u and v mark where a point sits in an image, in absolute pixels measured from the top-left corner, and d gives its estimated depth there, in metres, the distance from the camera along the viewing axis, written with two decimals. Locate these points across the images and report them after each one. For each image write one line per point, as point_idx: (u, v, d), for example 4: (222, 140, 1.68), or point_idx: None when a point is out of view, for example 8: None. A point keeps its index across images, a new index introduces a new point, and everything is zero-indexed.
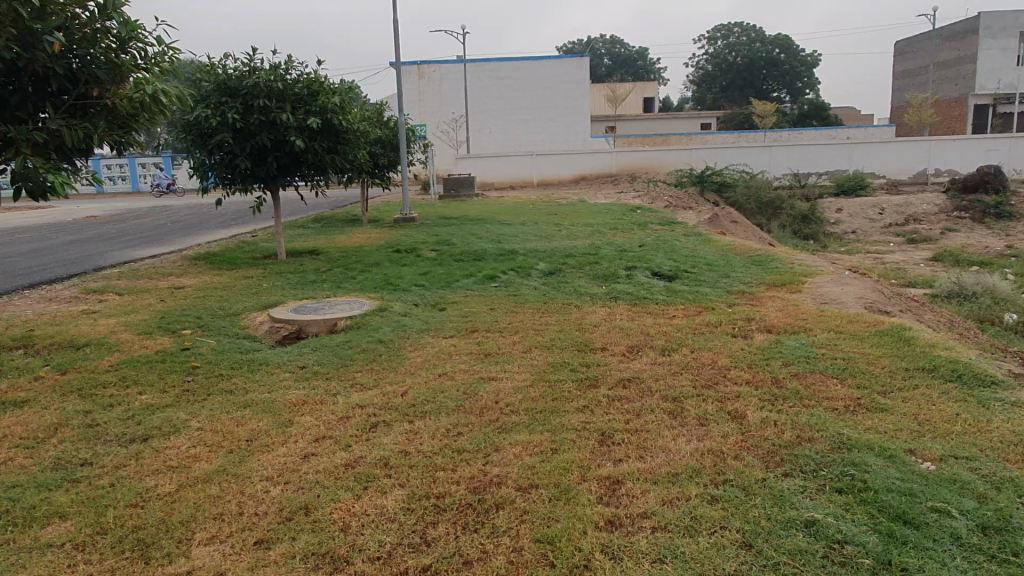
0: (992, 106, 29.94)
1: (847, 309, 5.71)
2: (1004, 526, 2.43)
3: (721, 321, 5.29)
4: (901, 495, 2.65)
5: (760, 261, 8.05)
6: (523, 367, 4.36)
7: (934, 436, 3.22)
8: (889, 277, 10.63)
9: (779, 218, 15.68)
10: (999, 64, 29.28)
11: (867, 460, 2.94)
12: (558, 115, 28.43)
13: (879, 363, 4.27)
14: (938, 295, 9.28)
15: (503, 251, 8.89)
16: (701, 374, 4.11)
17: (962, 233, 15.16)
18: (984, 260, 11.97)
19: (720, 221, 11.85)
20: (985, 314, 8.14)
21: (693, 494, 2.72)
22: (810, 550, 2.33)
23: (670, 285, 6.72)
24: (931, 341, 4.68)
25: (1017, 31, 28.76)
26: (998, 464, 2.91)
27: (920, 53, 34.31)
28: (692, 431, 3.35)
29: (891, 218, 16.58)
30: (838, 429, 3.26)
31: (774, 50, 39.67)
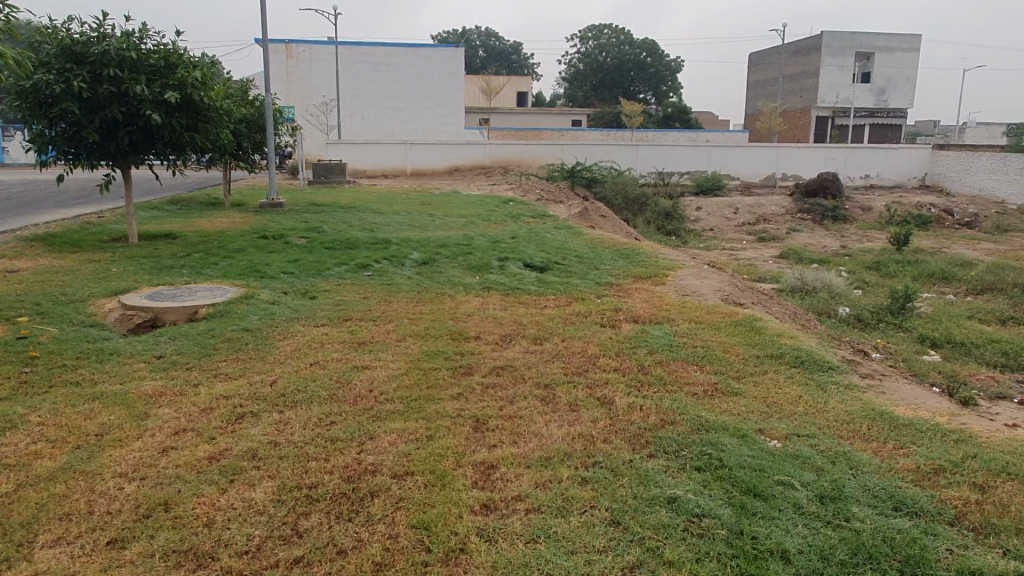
0: (831, 119, 32.92)
1: (705, 301, 6.09)
2: (837, 496, 2.69)
3: (591, 312, 5.47)
4: (752, 471, 2.86)
5: (627, 254, 8.40)
6: (397, 356, 4.31)
7: (780, 417, 3.50)
8: (741, 272, 11.41)
9: (645, 214, 16.42)
10: (837, 80, 32.08)
11: (723, 440, 3.16)
12: (433, 105, 28.31)
13: (734, 351, 4.58)
14: (784, 289, 10.07)
15: (376, 240, 8.74)
16: (572, 362, 4.24)
17: (804, 234, 16.52)
18: (823, 258, 13.11)
19: (589, 216, 12.23)
20: (823, 307, 8.94)
21: (565, 476, 2.81)
22: (672, 525, 2.47)
23: (541, 276, 6.88)
24: (778, 331, 5.09)
25: (852, 51, 31.81)
26: (833, 441, 3.22)
27: (769, 65, 36.95)
28: (562, 416, 3.45)
29: (744, 218, 17.78)
30: (697, 413, 3.48)
31: (641, 54, 41.39)
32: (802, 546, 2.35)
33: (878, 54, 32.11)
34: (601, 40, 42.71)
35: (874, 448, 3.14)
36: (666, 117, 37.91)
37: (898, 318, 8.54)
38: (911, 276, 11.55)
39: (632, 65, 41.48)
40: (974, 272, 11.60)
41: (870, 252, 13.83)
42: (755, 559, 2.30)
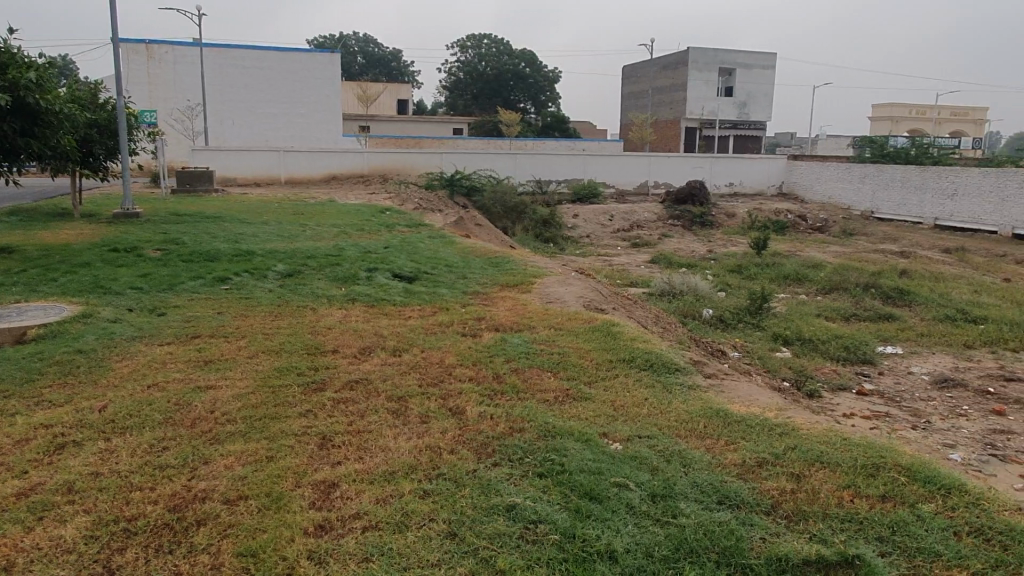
0: (698, 130, 34.69)
1: (568, 307, 6.23)
2: (668, 494, 2.82)
3: (453, 321, 5.49)
4: (591, 474, 2.95)
5: (497, 263, 8.49)
6: (245, 374, 4.14)
7: (624, 419, 3.64)
8: (613, 277, 11.76)
9: (523, 222, 16.68)
10: (703, 94, 33.91)
11: (566, 444, 3.24)
12: (308, 112, 27.58)
13: (589, 356, 4.72)
14: (653, 293, 10.47)
15: (240, 252, 8.40)
16: (427, 373, 4.22)
17: (674, 239, 17.33)
18: (689, 263, 13.78)
19: (465, 225, 12.31)
20: (687, 309, 9.36)
21: (406, 491, 2.79)
22: (507, 533, 2.50)
23: (409, 286, 6.85)
24: (633, 335, 5.28)
25: (715, 67, 33.73)
26: (670, 440, 3.37)
27: (641, 78, 38.47)
28: (412, 428, 3.43)
29: (618, 225, 18.41)
30: (545, 419, 3.55)
31: (519, 64, 42.07)
32: (629, 545, 2.45)
33: (739, 70, 34.19)
34: (481, 50, 43.13)
35: (707, 445, 3.32)
36: (546, 127, 38.67)
37: (756, 318, 9.08)
38: (768, 278, 12.34)
39: (512, 76, 42.06)
40: (822, 273, 12.54)
41: (733, 255, 14.66)
42: (584, 562, 2.36)
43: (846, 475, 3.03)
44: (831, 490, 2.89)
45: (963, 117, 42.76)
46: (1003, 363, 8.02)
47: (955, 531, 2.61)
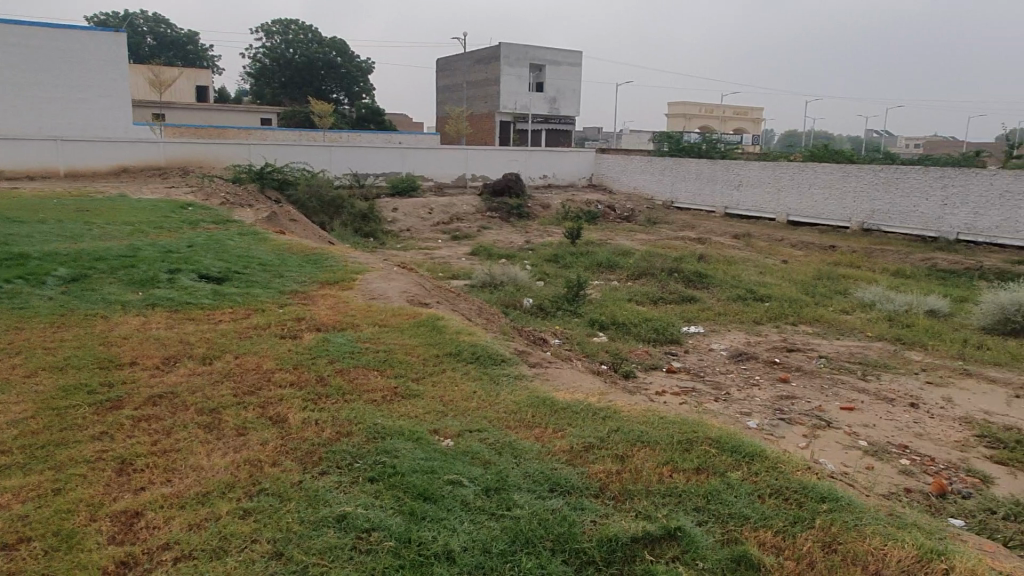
0: (512, 124, 35.52)
1: (392, 303, 6.10)
2: (501, 486, 2.82)
3: (269, 323, 5.16)
4: (424, 473, 2.88)
5: (315, 259, 8.13)
6: (22, 397, 3.60)
7: (455, 414, 3.61)
8: (435, 271, 11.73)
9: (341, 217, 16.17)
10: (515, 89, 34.79)
11: (396, 444, 3.14)
12: (90, 97, 22.38)
13: (415, 352, 4.63)
14: (475, 285, 10.58)
15: (11, 255, 7.34)
16: (242, 382, 3.92)
17: (493, 231, 17.66)
18: (509, 253, 14.09)
19: (278, 220, 11.67)
20: (510, 300, 9.56)
21: (223, 512, 2.56)
22: (339, 545, 2.38)
23: (217, 288, 6.35)
24: (458, 328, 5.27)
25: (525, 63, 34.75)
26: (501, 432, 3.39)
27: (455, 71, 38.67)
28: (228, 443, 3.17)
29: (438, 218, 18.41)
30: (374, 420, 3.43)
31: (331, 54, 40.82)
32: (466, 544, 2.42)
33: (548, 67, 35.55)
34: (288, 36, 41.13)
35: (536, 434, 3.38)
36: (361, 118, 37.70)
37: (573, 305, 9.48)
38: (583, 266, 12.94)
39: (323, 65, 40.69)
40: (631, 260, 13.36)
41: (549, 246, 15.21)
42: (420, 566, 2.30)
43: (664, 452, 3.21)
44: (651, 467, 3.05)
45: (743, 115, 47.57)
46: (785, 335, 9.02)
47: (759, 495, 2.86)
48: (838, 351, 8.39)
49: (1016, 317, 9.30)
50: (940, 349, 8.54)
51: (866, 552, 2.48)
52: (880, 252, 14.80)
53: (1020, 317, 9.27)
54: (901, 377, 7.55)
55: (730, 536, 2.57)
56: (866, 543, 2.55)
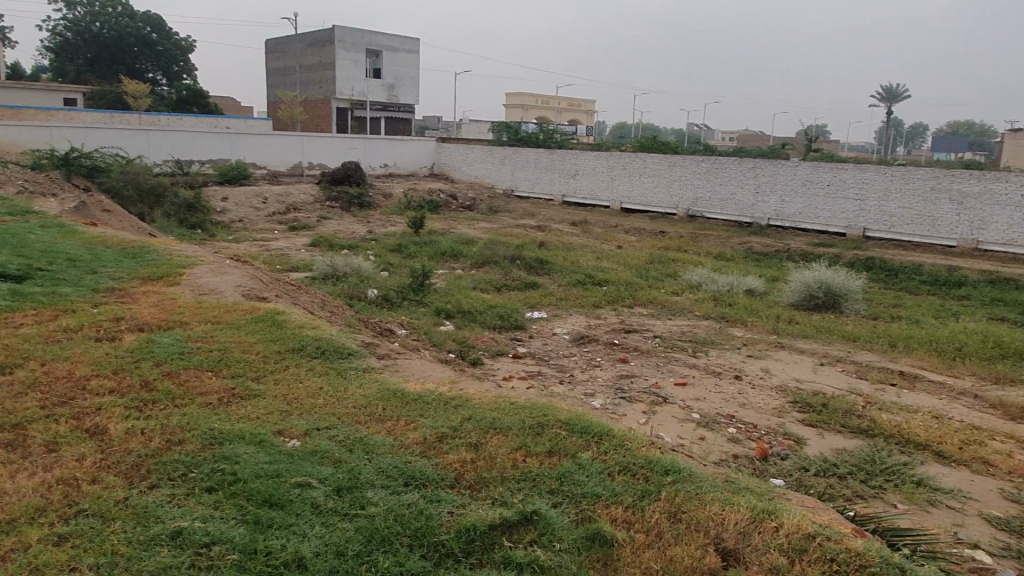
0: (349, 110, 34.38)
1: (225, 299, 5.71)
2: (354, 485, 2.71)
3: (82, 325, 4.64)
4: (268, 478, 2.70)
5: (134, 254, 7.42)
6: None
7: (300, 413, 3.43)
8: (272, 263, 11.14)
9: (163, 207, 14.93)
10: (351, 74, 33.80)
11: (236, 450, 2.93)
12: None
13: (254, 350, 4.36)
14: (316, 277, 10.17)
15: None
16: (51, 392, 3.49)
17: (333, 221, 17.08)
18: (351, 244, 13.69)
19: (88, 211, 10.54)
20: (353, 291, 9.28)
21: (33, 541, 2.25)
22: (175, 565, 2.17)
23: (16, 287, 5.61)
24: (300, 322, 5.02)
25: (362, 48, 33.91)
26: (350, 429, 3.26)
27: (286, 53, 36.82)
28: (37, 462, 2.80)
29: (274, 208, 17.52)
30: (210, 425, 3.17)
31: (144, 29, 37.58)
32: (318, 549, 2.29)
33: (385, 53, 35.04)
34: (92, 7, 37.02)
35: (387, 428, 3.29)
36: (182, 100, 34.88)
37: (419, 295, 9.38)
38: (427, 256, 12.84)
39: (135, 40, 37.21)
40: (475, 248, 13.44)
41: (392, 235, 14.96)
42: None
43: (517, 437, 3.24)
44: (505, 453, 3.06)
45: (577, 108, 49.36)
46: (623, 318, 9.49)
47: (609, 472, 2.97)
48: (671, 330, 8.95)
49: (818, 293, 10.43)
50: (758, 324, 9.36)
51: (708, 519, 2.65)
52: (703, 237, 15.96)
53: (821, 294, 10.40)
54: (725, 352, 8.19)
55: (584, 515, 2.64)
56: (707, 510, 2.72)
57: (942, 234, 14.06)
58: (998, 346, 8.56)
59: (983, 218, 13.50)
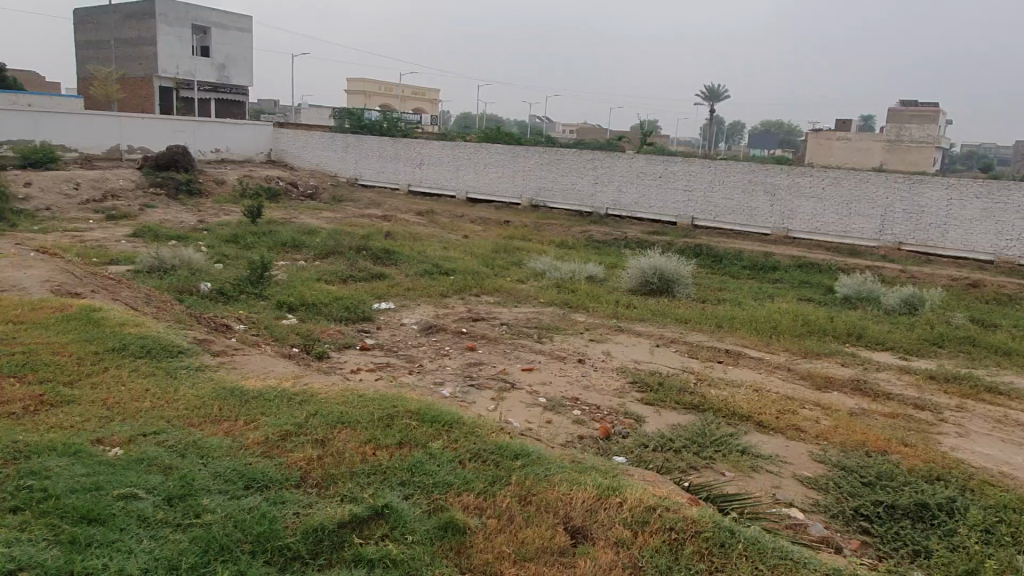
0: (175, 91, 31.72)
1: (29, 296, 5.10)
2: (187, 493, 2.51)
3: None
4: (85, 492, 2.43)
5: None
6: None
7: (123, 419, 3.13)
8: (87, 256, 10.11)
9: None
10: (176, 51, 31.21)
11: (46, 463, 2.61)
12: None
13: (65, 351, 3.92)
14: (139, 270, 9.35)
15: None
16: None
17: (159, 210, 15.80)
18: (179, 234, 12.71)
19: None
20: (182, 285, 8.63)
21: None
22: None
23: None
24: (121, 319, 4.58)
25: (188, 23, 31.39)
26: (182, 432, 3.02)
27: (98, 26, 33.37)
28: None
29: (88, 195, 15.91)
30: (13, 437, 2.81)
31: None
32: (147, 565, 2.09)
33: (215, 29, 32.87)
34: None
35: (224, 429, 3.09)
36: None
37: (257, 288, 8.90)
38: (266, 247, 12.22)
39: None
40: (317, 238, 12.96)
41: (226, 225, 14.07)
42: None
43: (366, 430, 3.15)
44: (354, 448, 2.97)
45: (421, 96, 49.02)
46: (470, 306, 9.56)
47: (460, 460, 2.96)
48: (517, 318, 9.12)
49: (653, 279, 11.08)
50: (599, 310, 9.77)
51: (557, 500, 2.71)
52: (546, 226, 16.41)
53: (655, 279, 11.06)
54: (569, 337, 8.48)
55: (436, 505, 2.61)
56: (556, 491, 2.79)
57: (759, 223, 15.40)
58: (806, 323, 9.51)
59: (792, 209, 14.94)
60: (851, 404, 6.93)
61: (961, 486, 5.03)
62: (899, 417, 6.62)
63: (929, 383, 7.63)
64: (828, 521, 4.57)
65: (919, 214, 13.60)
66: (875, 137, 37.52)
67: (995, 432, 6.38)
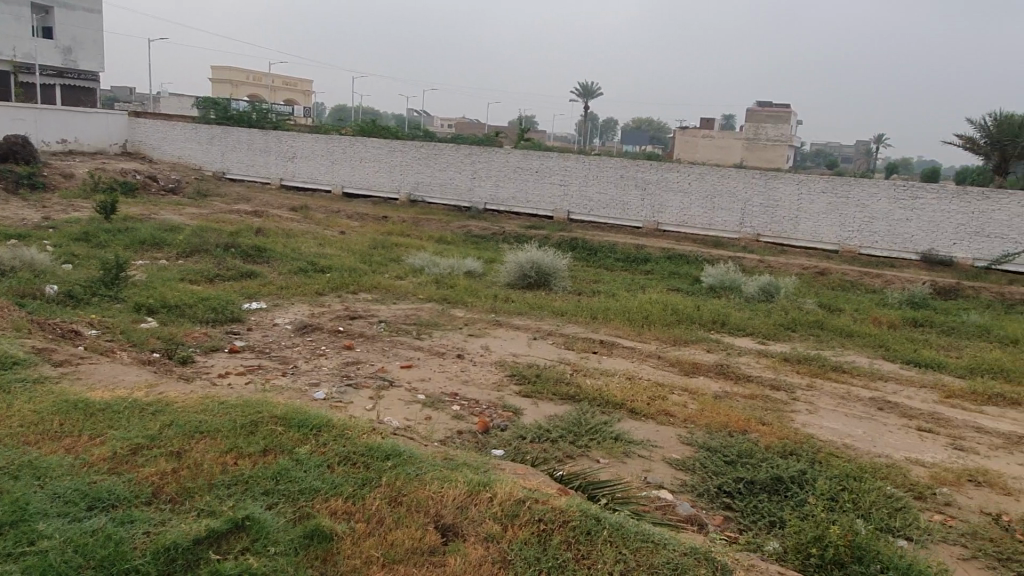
0: (12, 75, 28.87)
1: None
2: (20, 518, 2.30)
3: None
4: None
5: None
6: None
7: None
8: None
9: None
10: (12, 32, 28.44)
11: None
12: None
13: None
14: None
15: None
16: None
17: None
18: (20, 232, 11.60)
19: None
20: (24, 288, 7.90)
21: None
22: None
23: None
24: None
25: (25, 2, 28.68)
26: (16, 451, 2.77)
27: None
28: None
29: None
30: None
31: None
32: None
33: (58, 10, 30.24)
34: None
35: (65, 446, 2.86)
36: None
37: (112, 290, 8.29)
38: (122, 245, 11.39)
39: None
40: (180, 235, 12.23)
41: (75, 222, 12.99)
42: None
43: (227, 439, 3.02)
44: (213, 458, 2.84)
45: (292, 87, 47.36)
46: (347, 304, 9.34)
47: (329, 464, 2.89)
48: (395, 315, 9.01)
49: (530, 273, 11.26)
50: (477, 304, 9.83)
51: (428, 498, 2.70)
52: (425, 221, 16.30)
53: (533, 273, 11.25)
54: (448, 333, 8.47)
55: (302, 512, 2.53)
56: (428, 489, 2.78)
57: (631, 217, 15.99)
58: (674, 312, 10.00)
59: (661, 203, 15.62)
60: (715, 387, 7.35)
61: (811, 458, 5.46)
62: (758, 397, 7.09)
63: (783, 365, 8.21)
64: (694, 500, 4.83)
65: (774, 208, 14.58)
66: (735, 135, 39.86)
67: (840, 408, 6.96)
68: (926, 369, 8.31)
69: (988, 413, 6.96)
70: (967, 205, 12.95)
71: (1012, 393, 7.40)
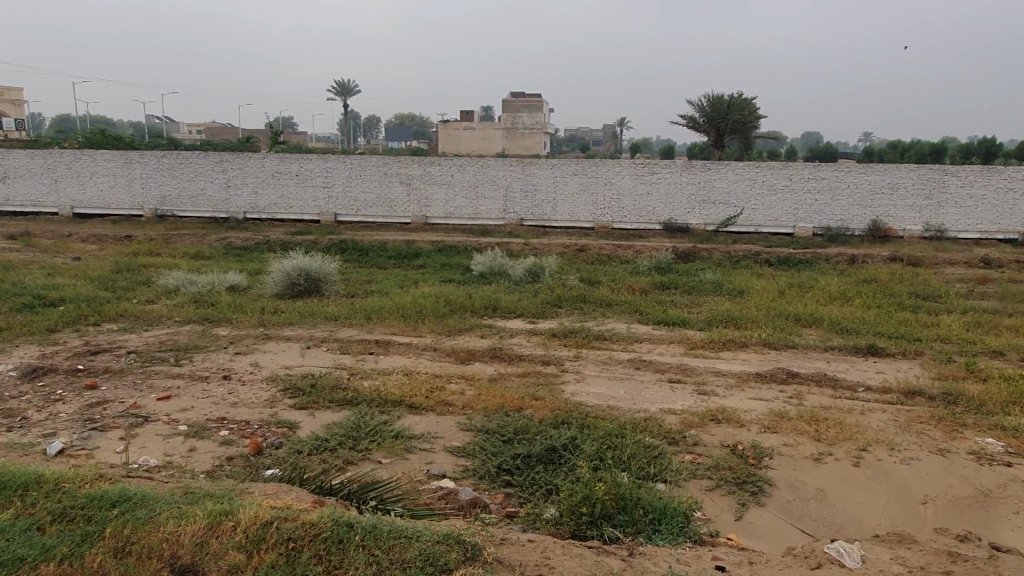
0: None
1: None
2: None
3: None
4: None
5: None
6: None
7: None
8: None
9: None
10: None
11: None
12: None
13: None
14: None
15: None
16: None
17: None
18: None
19: None
20: None
21: None
22: None
23: None
24: None
25: None
26: None
27: None
28: None
29: None
30: None
31: None
32: None
33: None
34: None
35: None
36: None
37: None
38: None
39: None
40: None
41: None
42: None
43: None
44: None
45: None
46: (88, 338, 8.35)
47: (38, 526, 2.79)
48: (147, 342, 8.19)
49: (298, 280, 10.81)
50: (243, 320, 9.25)
51: (160, 541, 2.71)
52: (177, 237, 15.02)
53: (301, 280, 10.81)
54: (211, 354, 7.89)
55: None
56: (159, 531, 2.77)
57: (400, 213, 15.99)
58: (448, 303, 10.18)
59: (427, 197, 15.78)
60: (490, 371, 7.62)
61: (580, 424, 5.84)
62: (530, 374, 7.47)
63: (552, 341, 8.71)
64: (477, 483, 4.96)
65: (533, 192, 15.37)
66: (494, 125, 41.34)
67: (603, 372, 7.55)
68: (673, 326, 9.27)
69: (723, 358, 7.95)
70: (694, 176, 14.62)
71: (740, 337, 8.51)
